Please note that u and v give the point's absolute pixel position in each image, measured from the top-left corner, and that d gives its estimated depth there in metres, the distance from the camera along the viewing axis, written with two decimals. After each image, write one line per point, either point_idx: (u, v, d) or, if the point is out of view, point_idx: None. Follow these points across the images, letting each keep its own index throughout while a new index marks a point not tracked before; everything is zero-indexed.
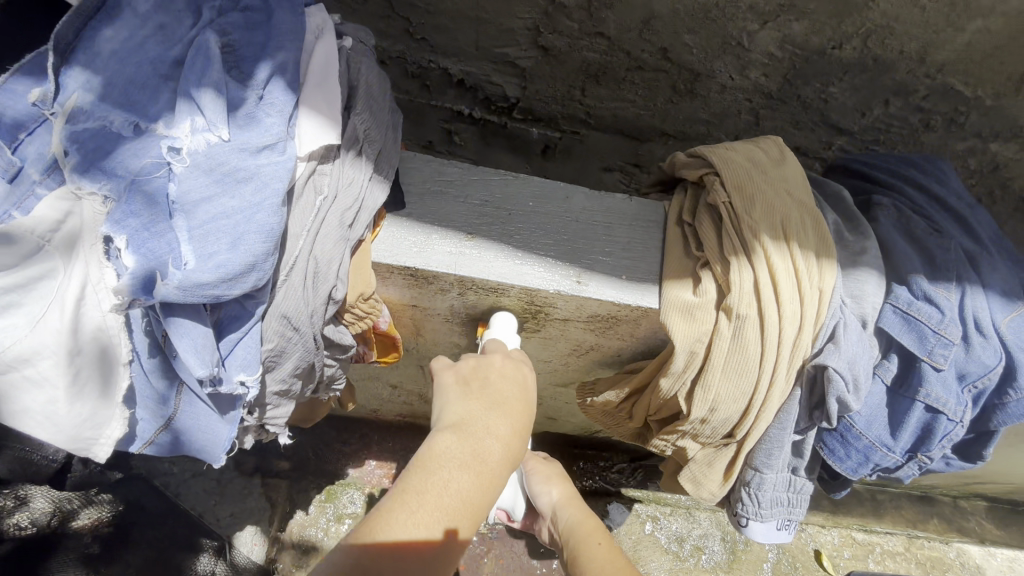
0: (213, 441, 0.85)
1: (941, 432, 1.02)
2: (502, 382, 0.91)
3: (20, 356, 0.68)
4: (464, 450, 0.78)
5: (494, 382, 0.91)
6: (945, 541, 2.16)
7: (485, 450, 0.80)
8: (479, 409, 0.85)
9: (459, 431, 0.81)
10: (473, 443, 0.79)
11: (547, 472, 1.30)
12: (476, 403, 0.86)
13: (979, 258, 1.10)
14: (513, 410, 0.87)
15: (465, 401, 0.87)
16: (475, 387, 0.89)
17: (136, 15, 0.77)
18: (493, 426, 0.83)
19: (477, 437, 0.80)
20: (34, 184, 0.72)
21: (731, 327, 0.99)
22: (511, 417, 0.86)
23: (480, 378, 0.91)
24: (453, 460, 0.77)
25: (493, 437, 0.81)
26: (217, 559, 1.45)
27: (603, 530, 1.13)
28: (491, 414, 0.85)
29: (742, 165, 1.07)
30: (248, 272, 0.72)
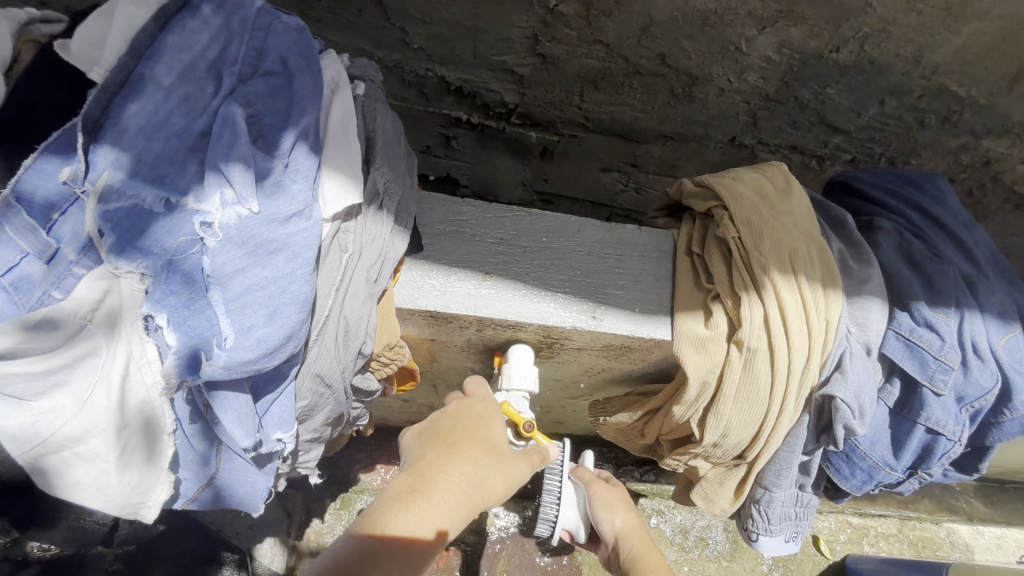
0: (252, 492, 0.89)
1: (941, 451, 1.08)
2: (466, 425, 0.95)
3: (72, 435, 0.71)
4: (411, 492, 0.82)
5: (458, 426, 0.95)
6: (935, 521, 2.26)
7: (431, 489, 0.83)
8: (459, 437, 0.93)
9: (412, 473, 0.86)
10: (419, 484, 0.83)
11: (611, 498, 1.32)
12: (434, 446, 0.90)
13: (976, 281, 1.14)
14: (463, 448, 0.90)
15: (426, 443, 0.92)
16: (440, 431, 0.94)
17: (161, 88, 0.78)
18: (445, 465, 0.87)
19: (424, 478, 0.84)
20: (72, 264, 0.74)
21: (742, 361, 1.02)
22: (471, 458, 0.89)
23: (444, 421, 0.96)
24: (398, 499, 0.81)
25: (442, 476, 0.85)
26: (240, 570, 1.51)
27: (666, 567, 1.21)
28: (446, 452, 0.89)
29: (750, 198, 1.09)
30: (286, 343, 0.75)
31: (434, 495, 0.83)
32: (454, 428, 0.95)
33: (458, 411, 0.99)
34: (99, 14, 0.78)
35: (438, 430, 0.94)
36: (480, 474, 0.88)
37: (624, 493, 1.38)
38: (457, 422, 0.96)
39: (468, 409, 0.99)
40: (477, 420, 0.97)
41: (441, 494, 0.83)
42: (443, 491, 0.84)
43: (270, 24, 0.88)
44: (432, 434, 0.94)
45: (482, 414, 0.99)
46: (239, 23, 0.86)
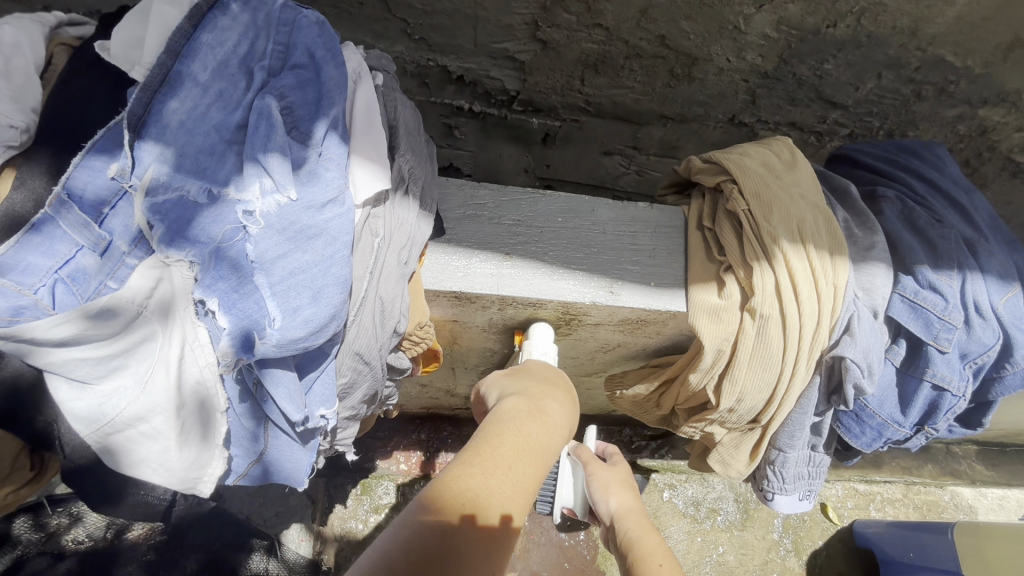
0: (298, 467, 0.94)
1: (946, 406, 1.14)
2: (542, 377, 1.04)
3: (136, 415, 0.75)
4: (527, 412, 0.89)
5: (544, 376, 1.05)
6: (940, 485, 2.33)
7: (539, 413, 0.90)
8: (553, 386, 1.02)
9: (520, 399, 0.92)
10: (527, 406, 0.90)
11: (606, 479, 1.23)
12: (535, 386, 0.99)
13: (976, 245, 1.19)
14: (548, 388, 0.99)
15: (516, 386, 0.98)
16: (521, 379, 1.02)
17: (198, 84, 0.82)
18: (541, 398, 0.95)
19: (529, 403, 0.91)
20: (125, 255, 0.79)
21: (756, 327, 1.06)
22: (558, 395, 0.99)
23: (523, 375, 1.03)
24: (520, 415, 0.87)
25: (545, 406, 0.93)
26: (269, 557, 1.54)
27: (663, 550, 1.08)
28: (537, 390, 0.97)
29: (758, 171, 1.13)
30: (330, 322, 0.80)
31: (544, 416, 0.90)
32: (534, 378, 1.03)
33: (527, 368, 1.09)
34: (137, 12, 0.83)
35: (521, 378, 1.02)
36: (567, 405, 0.98)
37: (627, 475, 1.28)
38: (533, 374, 1.05)
39: (537, 367, 1.09)
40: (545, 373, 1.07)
41: (547, 418, 0.90)
42: (549, 414, 0.91)
43: (294, 18, 0.92)
44: (513, 380, 1.01)
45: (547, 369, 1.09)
46: (265, 19, 0.90)
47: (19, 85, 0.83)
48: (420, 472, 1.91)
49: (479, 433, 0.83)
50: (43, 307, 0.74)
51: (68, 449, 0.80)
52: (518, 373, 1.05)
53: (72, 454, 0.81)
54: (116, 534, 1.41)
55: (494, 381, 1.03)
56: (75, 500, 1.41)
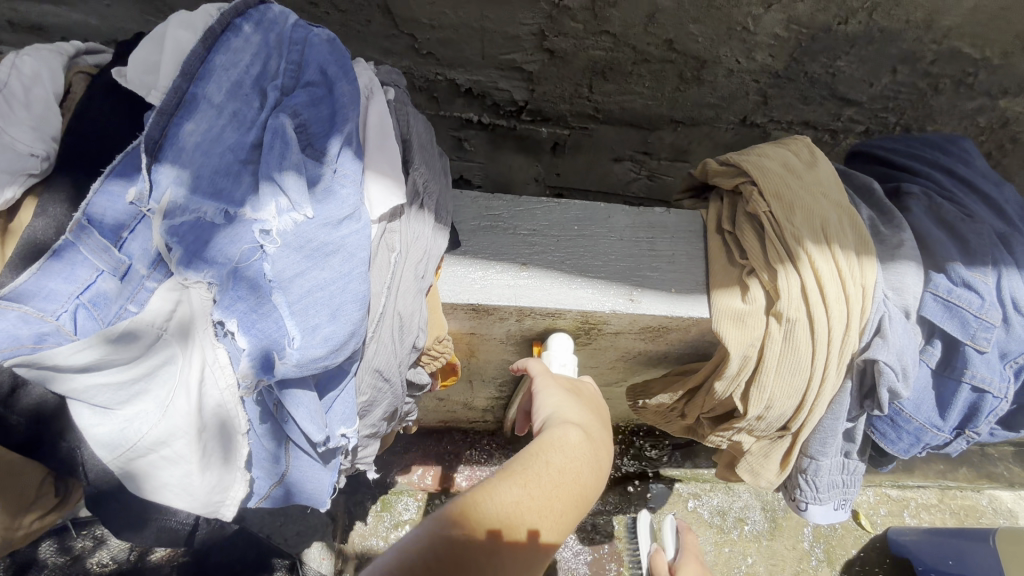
0: (319, 487, 0.92)
1: (988, 408, 1.09)
2: (602, 409, 1.01)
3: (158, 439, 0.74)
4: (591, 456, 0.85)
5: (596, 408, 1.01)
6: (977, 489, 2.25)
7: (602, 460, 0.87)
8: (610, 429, 0.97)
9: (583, 435, 0.88)
10: (592, 447, 0.87)
11: None
12: (598, 424, 0.94)
13: (1010, 239, 1.15)
14: (606, 431, 0.94)
15: (577, 414, 0.94)
16: (588, 409, 0.97)
17: (213, 105, 0.83)
18: (602, 436, 0.92)
19: (593, 443, 0.88)
20: (144, 278, 0.79)
21: (783, 331, 1.03)
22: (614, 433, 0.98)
23: (586, 403, 0.99)
24: (584, 457, 0.83)
25: (604, 447, 0.90)
26: None
27: None
28: (599, 426, 0.94)
29: (778, 171, 1.10)
30: (349, 339, 0.79)
31: (603, 463, 0.87)
32: (595, 408, 1.00)
33: (587, 392, 1.04)
34: (152, 39, 0.85)
35: (584, 407, 0.98)
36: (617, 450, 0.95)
37: None
38: (598, 406, 1.01)
39: (600, 398, 1.05)
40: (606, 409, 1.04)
41: (606, 465, 0.87)
42: (606, 460, 0.88)
43: (306, 37, 0.92)
44: (579, 406, 0.97)
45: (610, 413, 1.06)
46: (277, 39, 0.91)
47: (39, 114, 0.85)
48: (438, 487, 1.89)
49: (537, 456, 0.80)
50: (65, 333, 0.74)
51: (89, 476, 0.80)
52: (584, 398, 1.01)
53: (93, 481, 0.80)
54: (140, 557, 1.39)
55: (558, 393, 0.98)
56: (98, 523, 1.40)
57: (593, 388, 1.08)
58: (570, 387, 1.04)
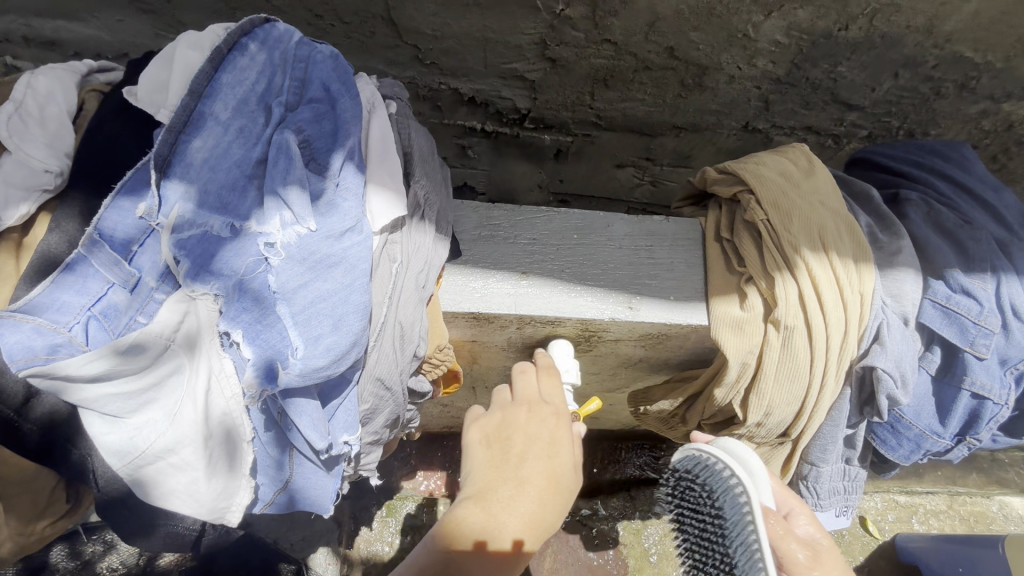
0: (323, 494, 0.94)
1: (988, 415, 1.09)
2: (532, 433, 0.90)
3: (166, 447, 0.76)
4: (486, 514, 0.78)
5: (528, 430, 0.91)
6: (986, 495, 2.23)
7: (520, 520, 0.79)
8: (540, 453, 0.87)
9: (483, 493, 0.81)
10: (500, 517, 0.79)
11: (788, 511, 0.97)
12: (514, 461, 0.86)
13: (1009, 245, 1.15)
14: (528, 464, 0.85)
15: (489, 462, 0.86)
16: (501, 455, 0.87)
17: (219, 122, 0.85)
18: (525, 482, 0.83)
19: (500, 509, 0.79)
20: (153, 291, 0.81)
21: (781, 338, 1.03)
22: (551, 455, 0.87)
23: (505, 438, 0.90)
24: (477, 518, 0.78)
25: (522, 500, 0.81)
26: None
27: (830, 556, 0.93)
28: (520, 472, 0.84)
29: (776, 180, 1.11)
30: (351, 349, 0.81)
31: (512, 514, 0.79)
32: (516, 441, 0.88)
33: (513, 415, 0.93)
34: (161, 58, 0.87)
35: (502, 445, 0.89)
36: (561, 474, 0.85)
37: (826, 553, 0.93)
38: (521, 435, 0.89)
39: (535, 412, 0.94)
40: (545, 423, 0.92)
41: (530, 520, 0.79)
42: (529, 514, 0.80)
43: (310, 54, 0.95)
44: (490, 457, 0.87)
45: (562, 417, 0.95)
46: (282, 56, 0.93)
47: (53, 131, 0.88)
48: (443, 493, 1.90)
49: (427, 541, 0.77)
50: (77, 344, 0.76)
51: (100, 482, 0.82)
52: (500, 436, 0.90)
53: (104, 487, 0.83)
54: (148, 561, 1.43)
55: (476, 443, 0.91)
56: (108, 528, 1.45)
57: (534, 401, 0.97)
58: (500, 420, 0.94)
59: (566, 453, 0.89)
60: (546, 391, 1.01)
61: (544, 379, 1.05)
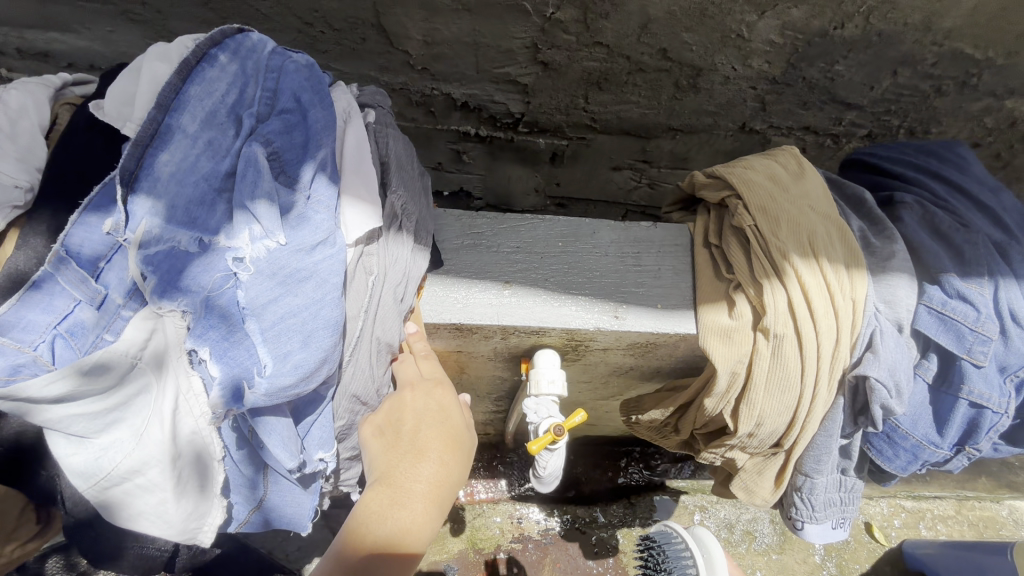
0: (300, 512, 0.93)
1: (987, 425, 1.06)
2: (420, 408, 0.89)
3: (133, 468, 0.75)
4: (391, 502, 0.78)
5: (410, 411, 0.89)
6: (996, 499, 2.18)
7: (430, 484, 0.81)
8: (429, 430, 0.87)
9: (382, 488, 0.79)
10: (412, 486, 0.80)
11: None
12: (406, 444, 0.85)
13: (1008, 249, 1.11)
14: (418, 443, 0.85)
15: (380, 459, 0.84)
16: (395, 437, 0.86)
17: (187, 135, 0.83)
18: (427, 450, 0.84)
19: (407, 482, 0.80)
20: (120, 308, 0.80)
21: (771, 347, 1.00)
22: (445, 421, 0.89)
23: (388, 428, 0.87)
24: (382, 509, 0.77)
25: (426, 466, 0.83)
26: None
27: None
28: (419, 443, 0.85)
29: (764, 184, 1.08)
30: (321, 365, 0.79)
31: (416, 489, 0.80)
32: (408, 419, 0.88)
33: (398, 399, 0.90)
34: (129, 71, 0.86)
35: (389, 434, 0.86)
36: (456, 432, 0.88)
37: None
38: (409, 413, 0.88)
39: (419, 389, 0.92)
40: (431, 396, 0.92)
41: (440, 480, 0.82)
42: (438, 475, 0.83)
43: (282, 64, 0.95)
44: (385, 445, 0.86)
45: (446, 385, 0.94)
46: (254, 66, 0.92)
47: (25, 145, 0.88)
48: None
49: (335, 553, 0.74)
50: (42, 363, 0.76)
51: (70, 503, 0.80)
52: (389, 421, 0.88)
53: (74, 507, 0.81)
54: None
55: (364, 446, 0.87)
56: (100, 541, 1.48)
57: (416, 381, 0.93)
58: (381, 416, 0.90)
59: (456, 414, 0.91)
60: (428, 369, 0.97)
61: (422, 361, 0.98)
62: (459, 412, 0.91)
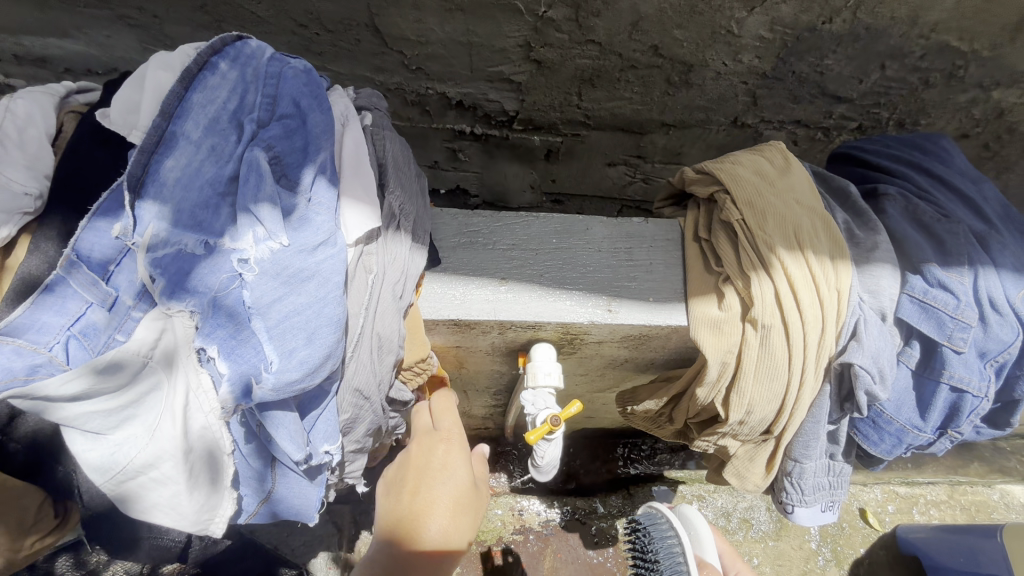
0: (307, 502, 0.97)
1: (968, 408, 1.10)
2: (426, 464, 1.04)
3: (146, 463, 0.78)
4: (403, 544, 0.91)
5: (424, 465, 1.04)
6: (988, 484, 2.23)
7: (440, 527, 0.95)
8: (439, 480, 1.01)
9: (398, 531, 0.93)
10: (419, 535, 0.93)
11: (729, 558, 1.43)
12: (420, 493, 0.99)
13: (988, 239, 1.15)
14: (430, 492, 0.99)
15: (397, 506, 0.98)
16: (410, 487, 1.00)
17: (191, 142, 0.86)
18: (434, 502, 0.98)
19: (420, 526, 0.94)
20: (130, 309, 0.83)
21: (759, 337, 1.03)
22: (450, 473, 1.02)
23: (404, 479, 1.02)
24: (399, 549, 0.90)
25: (437, 511, 0.96)
26: None
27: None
28: (425, 496, 0.99)
29: (751, 179, 1.11)
30: (325, 361, 0.82)
31: (428, 533, 0.93)
32: (416, 475, 1.02)
33: (414, 454, 1.06)
34: (133, 79, 0.89)
35: (405, 484, 1.01)
36: (463, 482, 1.02)
37: None
38: (422, 466, 1.04)
39: (430, 444, 1.07)
40: (442, 449, 1.07)
41: (449, 526, 0.95)
42: (444, 525, 0.95)
43: (280, 70, 0.97)
44: (400, 494, 1.00)
45: (452, 438, 1.09)
46: (253, 73, 0.95)
47: (33, 153, 0.91)
48: None
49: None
50: (57, 363, 0.78)
51: (87, 496, 0.84)
52: (405, 473, 1.03)
53: (91, 500, 0.85)
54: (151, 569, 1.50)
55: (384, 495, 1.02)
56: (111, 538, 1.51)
57: (428, 439, 1.09)
58: (400, 469, 1.05)
59: (464, 464, 1.05)
60: (439, 423, 1.13)
61: (437, 411, 1.16)
62: (467, 464, 1.05)
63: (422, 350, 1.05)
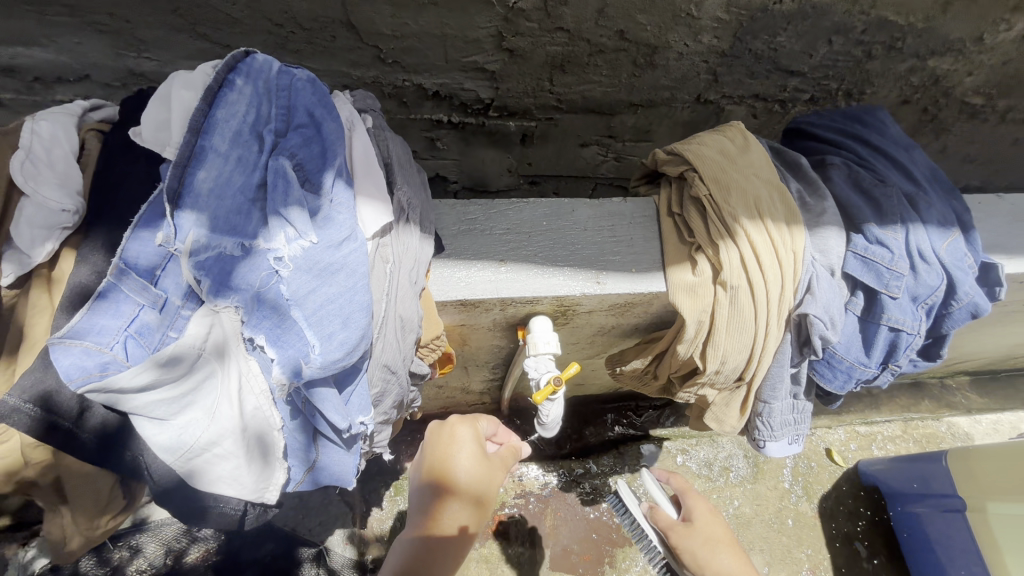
0: (345, 469, 1.09)
1: (904, 345, 1.28)
2: (442, 442, 1.27)
3: (210, 441, 0.89)
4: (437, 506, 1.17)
5: (441, 444, 1.27)
6: (936, 418, 2.50)
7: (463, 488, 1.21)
8: (455, 453, 1.25)
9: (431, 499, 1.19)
10: (447, 499, 1.18)
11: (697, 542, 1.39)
12: (442, 466, 1.23)
13: (917, 199, 1.33)
14: (451, 464, 1.23)
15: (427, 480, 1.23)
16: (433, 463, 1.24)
17: (219, 154, 0.95)
18: (453, 476, 1.22)
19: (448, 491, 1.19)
20: (179, 308, 0.93)
21: (729, 297, 1.19)
22: (462, 451, 1.25)
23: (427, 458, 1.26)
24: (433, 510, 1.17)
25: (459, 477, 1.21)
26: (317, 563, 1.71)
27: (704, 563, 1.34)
28: (444, 471, 1.22)
29: (715, 158, 1.26)
30: (360, 341, 0.94)
31: (456, 494, 1.19)
32: (436, 452, 1.25)
33: (432, 437, 1.29)
34: (157, 99, 0.97)
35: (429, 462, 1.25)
36: (475, 450, 1.26)
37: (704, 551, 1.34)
38: (439, 444, 1.27)
39: (442, 427, 1.29)
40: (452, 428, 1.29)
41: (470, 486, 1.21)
42: (469, 485, 1.21)
43: (290, 82, 1.07)
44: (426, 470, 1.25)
45: (461, 419, 1.30)
46: (266, 87, 1.04)
47: (62, 171, 0.98)
48: None
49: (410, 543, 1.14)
50: (120, 360, 0.87)
51: (155, 476, 0.95)
52: (427, 453, 1.27)
53: (158, 479, 0.95)
54: (176, 560, 1.57)
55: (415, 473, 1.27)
56: (131, 534, 1.59)
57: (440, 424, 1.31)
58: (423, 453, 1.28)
59: (474, 437, 1.28)
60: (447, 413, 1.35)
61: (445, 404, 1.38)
62: (476, 434, 1.29)
63: (435, 328, 1.17)
